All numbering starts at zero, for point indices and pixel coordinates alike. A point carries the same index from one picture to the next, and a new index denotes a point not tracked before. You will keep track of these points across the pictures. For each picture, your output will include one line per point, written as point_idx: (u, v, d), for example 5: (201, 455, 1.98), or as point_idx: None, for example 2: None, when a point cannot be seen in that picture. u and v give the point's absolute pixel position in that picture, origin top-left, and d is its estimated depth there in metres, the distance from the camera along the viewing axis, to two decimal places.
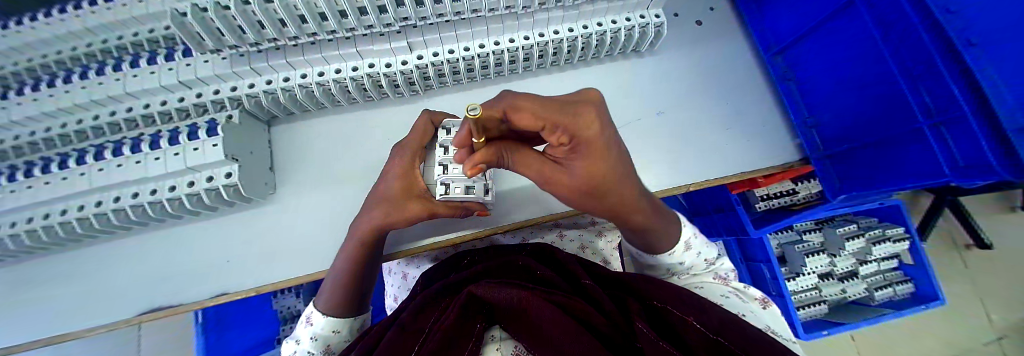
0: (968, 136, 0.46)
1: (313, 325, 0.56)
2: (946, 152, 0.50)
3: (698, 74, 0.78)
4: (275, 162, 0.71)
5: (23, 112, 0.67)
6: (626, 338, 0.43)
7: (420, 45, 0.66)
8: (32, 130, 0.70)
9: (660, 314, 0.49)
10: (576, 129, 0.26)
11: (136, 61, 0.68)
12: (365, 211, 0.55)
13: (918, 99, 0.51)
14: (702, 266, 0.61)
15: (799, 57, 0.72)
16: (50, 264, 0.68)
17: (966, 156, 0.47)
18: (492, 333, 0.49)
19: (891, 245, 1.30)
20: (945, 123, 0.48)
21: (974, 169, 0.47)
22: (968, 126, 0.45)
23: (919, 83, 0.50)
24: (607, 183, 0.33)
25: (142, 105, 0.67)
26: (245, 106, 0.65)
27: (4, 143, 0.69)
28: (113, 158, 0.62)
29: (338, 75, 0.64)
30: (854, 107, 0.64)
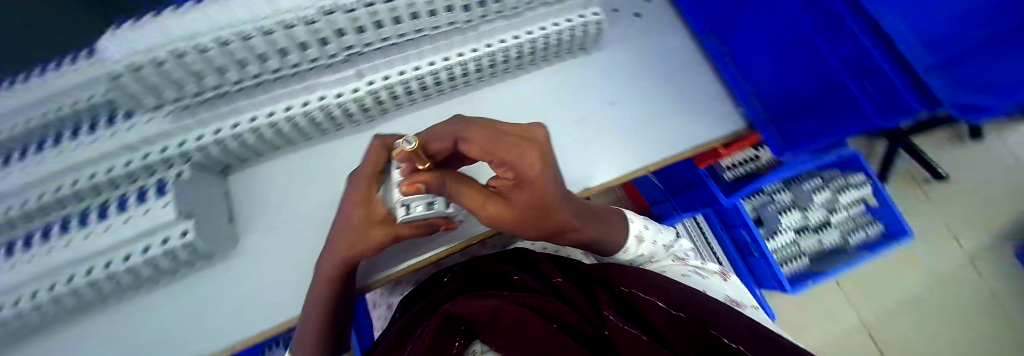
0: (883, 82, 0.49)
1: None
2: (869, 97, 0.53)
3: (645, 61, 0.80)
4: (236, 212, 0.70)
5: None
6: (597, 328, 0.48)
7: (369, 70, 0.66)
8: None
9: (626, 300, 0.52)
10: (518, 162, 0.34)
11: (63, 133, 0.64)
12: (330, 245, 0.54)
13: (836, 54, 0.54)
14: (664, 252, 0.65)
15: (728, 31, 0.76)
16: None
17: (885, 100, 0.50)
18: (475, 347, 0.50)
19: (853, 192, 1.39)
20: (862, 72, 0.52)
21: (893, 111, 0.50)
22: (881, 74, 0.48)
23: (829, 38, 0.53)
24: (546, 207, 0.38)
25: (77, 179, 0.63)
26: (195, 160, 0.63)
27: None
28: (53, 239, 0.58)
29: (288, 113, 0.62)
30: (782, 71, 0.68)
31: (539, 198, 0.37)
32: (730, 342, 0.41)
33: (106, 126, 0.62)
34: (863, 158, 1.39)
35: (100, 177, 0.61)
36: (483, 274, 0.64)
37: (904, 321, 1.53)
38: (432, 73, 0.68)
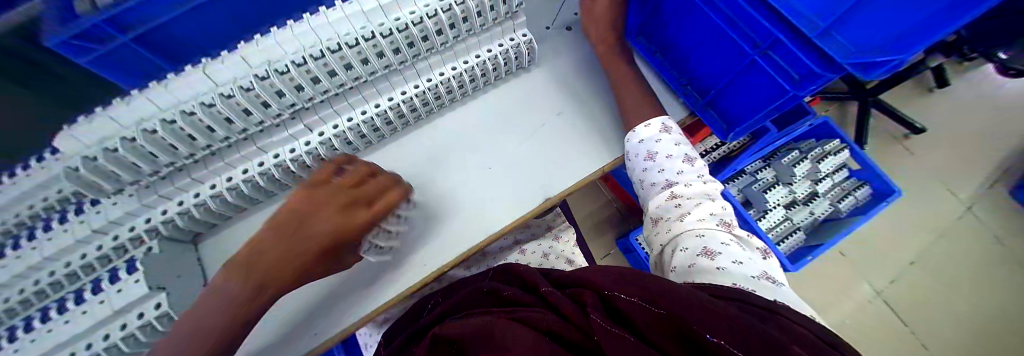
0: (791, 53, 0.53)
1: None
2: (780, 70, 0.57)
3: (583, 71, 0.85)
4: (209, 276, 0.71)
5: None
6: (586, 336, 0.48)
7: (317, 123, 0.71)
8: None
9: (611, 303, 0.49)
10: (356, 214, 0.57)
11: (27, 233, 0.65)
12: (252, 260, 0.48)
13: (745, 37, 0.59)
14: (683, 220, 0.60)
15: (653, 33, 0.81)
16: None
17: (797, 69, 0.54)
18: None
19: (834, 159, 1.41)
20: (770, 48, 0.56)
21: (807, 76, 0.53)
22: (787, 45, 0.52)
23: (735, 20, 0.58)
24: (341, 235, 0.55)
25: (43, 275, 0.63)
26: (162, 232, 0.65)
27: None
28: (19, 338, 0.58)
29: (246, 175, 0.66)
30: (701, 58, 0.72)
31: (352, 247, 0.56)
32: (707, 335, 0.33)
33: (72, 217, 0.64)
34: (833, 125, 1.45)
35: (71, 265, 0.63)
36: (470, 293, 0.68)
37: (914, 278, 1.51)
38: (378, 114, 0.72)
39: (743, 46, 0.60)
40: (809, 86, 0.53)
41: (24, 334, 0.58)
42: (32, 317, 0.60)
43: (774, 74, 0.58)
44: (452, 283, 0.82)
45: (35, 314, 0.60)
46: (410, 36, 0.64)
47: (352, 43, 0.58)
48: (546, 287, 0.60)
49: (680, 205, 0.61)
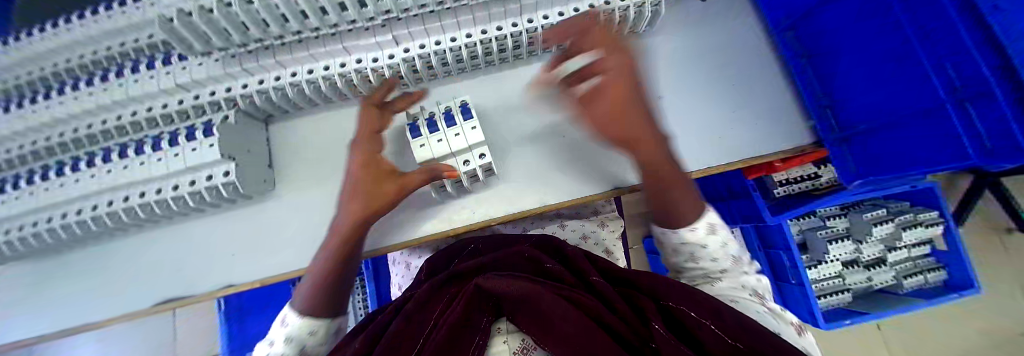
0: (994, 112, 0.38)
1: (287, 326, 0.47)
2: (970, 131, 0.43)
3: (697, 55, 0.74)
4: (274, 159, 0.73)
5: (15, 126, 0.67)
6: (643, 340, 0.41)
7: (406, 38, 0.64)
8: (25, 143, 0.70)
9: (672, 314, 0.46)
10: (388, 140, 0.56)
11: (115, 70, 0.67)
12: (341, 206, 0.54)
13: (941, 73, 0.44)
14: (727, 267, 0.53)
15: (812, 33, 0.66)
16: (71, 262, 0.73)
17: (992, 135, 0.40)
18: (498, 326, 0.48)
19: (924, 231, 1.18)
20: (969, 98, 0.41)
21: (999, 149, 0.39)
22: (993, 100, 0.38)
23: (942, 51, 0.43)
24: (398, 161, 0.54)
25: (128, 113, 0.66)
26: (240, 106, 0.66)
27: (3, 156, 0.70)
28: (102, 166, 0.62)
29: (327, 72, 0.64)
30: (874, 81, 0.56)
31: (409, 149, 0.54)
32: None
33: (154, 66, 0.65)
34: (939, 192, 1.16)
35: (153, 112, 0.65)
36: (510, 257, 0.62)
37: None
38: (468, 45, 0.66)
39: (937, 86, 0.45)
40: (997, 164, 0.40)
41: (106, 163, 0.62)
42: (114, 149, 0.63)
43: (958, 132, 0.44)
44: (490, 236, 0.82)
45: (117, 147, 0.63)
46: None
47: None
48: (596, 276, 0.54)
49: (715, 260, 0.53)
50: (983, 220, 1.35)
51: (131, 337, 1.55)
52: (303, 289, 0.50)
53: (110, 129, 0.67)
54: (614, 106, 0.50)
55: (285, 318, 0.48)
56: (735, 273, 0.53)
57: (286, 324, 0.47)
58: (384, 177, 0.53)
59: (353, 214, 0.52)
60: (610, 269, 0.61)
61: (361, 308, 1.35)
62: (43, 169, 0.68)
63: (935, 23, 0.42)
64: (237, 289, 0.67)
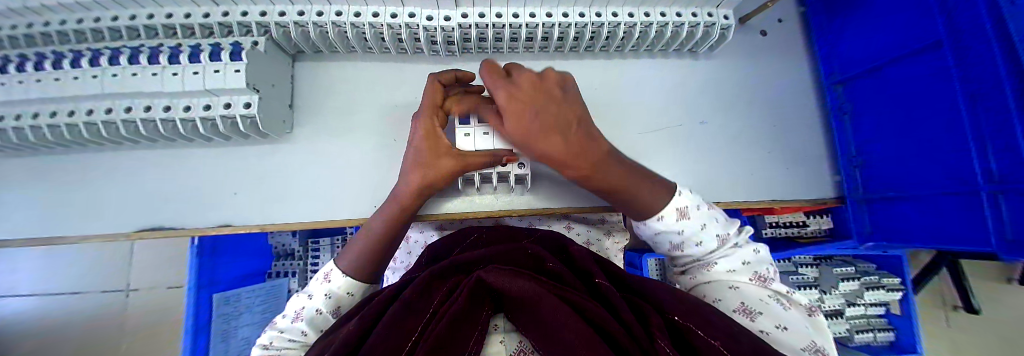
0: None
1: (331, 282, 0.51)
2: (997, 220, 0.45)
3: (746, 89, 0.74)
4: (296, 101, 0.68)
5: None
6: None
7: (468, 2, 0.60)
8: (13, 23, 0.61)
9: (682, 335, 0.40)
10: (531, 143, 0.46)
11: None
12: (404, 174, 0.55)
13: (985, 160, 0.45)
14: (722, 250, 0.48)
15: (859, 92, 0.67)
16: (46, 169, 0.65)
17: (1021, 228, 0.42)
18: (495, 322, 0.42)
19: (883, 294, 1.20)
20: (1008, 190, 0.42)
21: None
22: None
23: (989, 140, 0.44)
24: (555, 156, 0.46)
25: (144, 14, 0.59)
26: (272, 34, 0.60)
27: None
28: (106, 68, 0.55)
29: (376, 19, 0.59)
30: (915, 152, 0.57)
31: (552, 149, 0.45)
32: None
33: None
34: (905, 260, 1.20)
35: (174, 20, 0.58)
36: (511, 250, 0.54)
37: None
38: (529, 25, 0.63)
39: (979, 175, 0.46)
40: (1012, 257, 0.43)
41: (112, 65, 0.56)
42: (122, 52, 0.57)
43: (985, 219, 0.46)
44: (498, 226, 0.81)
45: (125, 50, 0.57)
46: None
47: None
48: (602, 279, 0.49)
49: (702, 244, 0.48)
50: (934, 293, 1.40)
51: (80, 255, 1.44)
52: (353, 248, 0.54)
53: (120, 28, 0.60)
54: (518, 121, 0.44)
55: (328, 273, 0.51)
56: (727, 251, 0.48)
57: (330, 280, 0.51)
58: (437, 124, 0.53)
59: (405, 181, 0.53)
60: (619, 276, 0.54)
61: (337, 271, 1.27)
62: (29, 56, 0.59)
63: (989, 115, 0.43)
64: (234, 229, 0.62)
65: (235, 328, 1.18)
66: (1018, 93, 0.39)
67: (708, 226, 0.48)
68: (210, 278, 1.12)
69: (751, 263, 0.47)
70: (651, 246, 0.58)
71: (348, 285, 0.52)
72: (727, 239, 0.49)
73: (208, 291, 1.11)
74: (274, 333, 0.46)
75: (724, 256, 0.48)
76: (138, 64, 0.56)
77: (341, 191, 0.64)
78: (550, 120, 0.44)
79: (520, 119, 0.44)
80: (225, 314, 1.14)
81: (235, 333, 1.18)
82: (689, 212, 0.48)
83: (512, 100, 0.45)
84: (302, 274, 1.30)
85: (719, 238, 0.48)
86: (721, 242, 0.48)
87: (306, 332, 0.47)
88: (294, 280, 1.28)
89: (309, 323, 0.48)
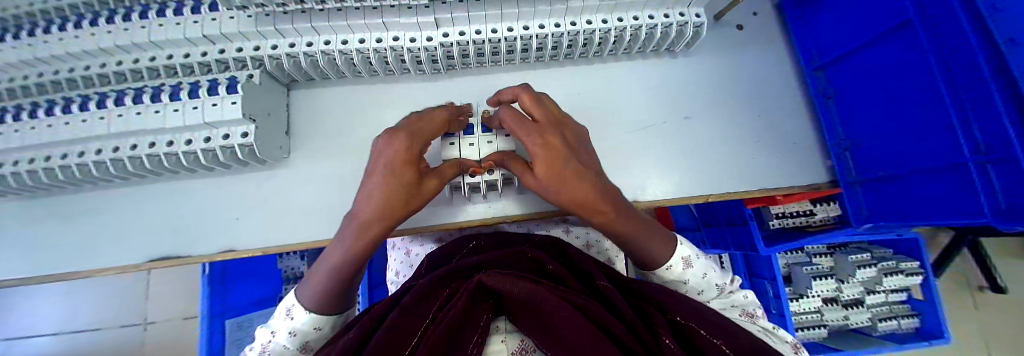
0: (1016, 175, 0.39)
1: (293, 319, 0.46)
2: (988, 189, 0.44)
3: (726, 81, 0.75)
4: (293, 127, 0.71)
5: (27, 53, 0.65)
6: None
7: (447, 22, 0.63)
8: (38, 71, 0.68)
9: (682, 333, 0.40)
10: (567, 194, 0.45)
11: (136, 10, 0.64)
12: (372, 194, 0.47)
13: (967, 132, 0.45)
14: (719, 294, 0.52)
15: (840, 75, 0.67)
16: (61, 206, 0.69)
17: (1008, 195, 0.41)
18: (497, 324, 0.43)
19: (902, 280, 1.14)
20: (992, 159, 0.42)
21: (1015, 208, 0.40)
22: (1015, 164, 0.39)
23: (971, 113, 0.44)
24: (586, 205, 0.46)
25: (147, 57, 0.64)
26: (267, 67, 0.64)
27: (10, 82, 0.67)
28: (113, 109, 0.59)
29: (362, 45, 0.62)
30: (902, 130, 0.57)
31: (581, 200, 0.45)
32: None
33: (181, 13, 0.62)
34: (922, 243, 1.16)
35: (174, 60, 0.62)
36: (509, 255, 0.55)
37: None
38: (508, 39, 0.65)
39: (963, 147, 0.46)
40: (1008, 225, 0.42)
41: (117, 106, 0.60)
42: (128, 93, 0.61)
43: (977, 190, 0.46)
44: (496, 234, 0.81)
45: (130, 91, 0.61)
46: None
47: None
48: (604, 282, 0.49)
49: (703, 292, 0.52)
50: (954, 274, 1.35)
51: (98, 288, 1.49)
52: (316, 285, 0.47)
53: (126, 71, 0.65)
54: (552, 167, 0.44)
55: (290, 309, 0.47)
56: (722, 296, 0.52)
57: (292, 316, 0.46)
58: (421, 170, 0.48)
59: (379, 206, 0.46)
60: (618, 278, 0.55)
61: None
62: (46, 103, 0.64)
63: (968, 86, 0.44)
64: (238, 254, 0.65)
65: None
66: (992, 60, 0.39)
67: (708, 275, 0.52)
68: (222, 305, 1.15)
69: (745, 305, 0.52)
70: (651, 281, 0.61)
71: (313, 320, 0.48)
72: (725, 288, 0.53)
73: (221, 318, 1.14)
74: None
75: (723, 300, 0.52)
76: (142, 104, 0.60)
77: (338, 210, 0.67)
78: (588, 178, 0.45)
79: (554, 166, 0.44)
80: (239, 339, 1.17)
81: None
82: (694, 261, 0.51)
83: (550, 161, 0.44)
84: None
85: (718, 287, 0.52)
86: (720, 290, 0.52)
87: None
88: None
89: None
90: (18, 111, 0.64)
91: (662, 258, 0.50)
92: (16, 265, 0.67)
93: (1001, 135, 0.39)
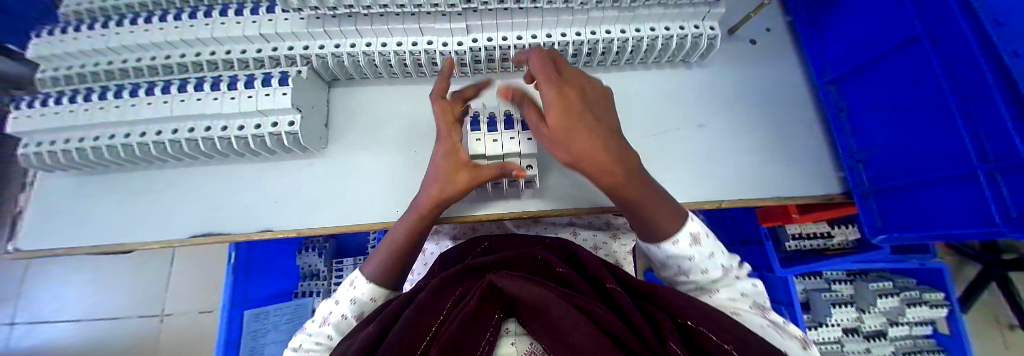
0: None
1: (355, 288, 0.55)
2: (998, 199, 0.45)
3: (740, 91, 0.78)
4: (331, 120, 0.77)
5: (107, 43, 0.73)
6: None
7: (477, 29, 0.69)
8: (111, 59, 0.76)
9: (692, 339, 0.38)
10: (574, 150, 0.45)
11: (203, 9, 0.72)
12: (423, 188, 0.60)
13: (976, 143, 0.47)
14: (723, 278, 0.51)
15: (852, 89, 0.70)
16: (119, 182, 0.76)
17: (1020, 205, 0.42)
18: (506, 326, 0.43)
19: (927, 311, 1.09)
20: (1000, 168, 0.44)
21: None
22: None
23: (978, 124, 0.46)
24: (593, 166, 0.46)
25: (207, 52, 0.72)
26: (313, 64, 0.70)
27: (88, 67, 0.76)
28: (175, 95, 0.66)
29: (400, 48, 0.68)
30: (912, 143, 0.58)
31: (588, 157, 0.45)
32: None
33: (242, 13, 0.70)
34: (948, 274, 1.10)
35: (233, 55, 0.70)
36: (520, 257, 0.57)
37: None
38: (532, 46, 0.71)
39: (971, 157, 0.47)
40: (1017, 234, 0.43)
41: (179, 92, 0.66)
42: (190, 81, 0.68)
43: (987, 201, 0.46)
44: (513, 235, 0.83)
45: (193, 80, 0.68)
46: None
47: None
48: (612, 284, 0.50)
49: (705, 271, 0.51)
50: (981, 309, 1.27)
51: (123, 271, 1.55)
52: (373, 261, 0.57)
53: (188, 64, 0.73)
54: (565, 117, 0.44)
55: (354, 281, 0.56)
56: (729, 280, 0.51)
57: (354, 287, 0.55)
58: (459, 167, 0.57)
59: (429, 196, 0.58)
60: (626, 280, 0.54)
61: None
62: (113, 88, 0.71)
63: (976, 98, 0.46)
64: (273, 234, 0.69)
65: (265, 343, 1.22)
66: (993, 72, 0.41)
67: (713, 254, 0.51)
68: (243, 296, 1.18)
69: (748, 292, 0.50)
70: (653, 265, 0.60)
71: (371, 292, 0.55)
72: (730, 272, 0.52)
73: (240, 308, 1.16)
74: (304, 336, 0.52)
75: (723, 284, 0.50)
76: (202, 91, 0.66)
77: (369, 197, 0.71)
78: (604, 139, 0.46)
79: (566, 117, 0.44)
80: (254, 330, 1.19)
81: (264, 348, 1.21)
82: (702, 239, 0.50)
83: (564, 113, 0.44)
84: (326, 294, 1.30)
85: (723, 267, 0.51)
86: (724, 271, 0.51)
87: (330, 337, 0.52)
88: (317, 300, 1.28)
89: (333, 327, 0.52)
90: (92, 93, 0.72)
91: (668, 230, 0.50)
92: (72, 232, 0.73)
93: (1010, 142, 0.41)
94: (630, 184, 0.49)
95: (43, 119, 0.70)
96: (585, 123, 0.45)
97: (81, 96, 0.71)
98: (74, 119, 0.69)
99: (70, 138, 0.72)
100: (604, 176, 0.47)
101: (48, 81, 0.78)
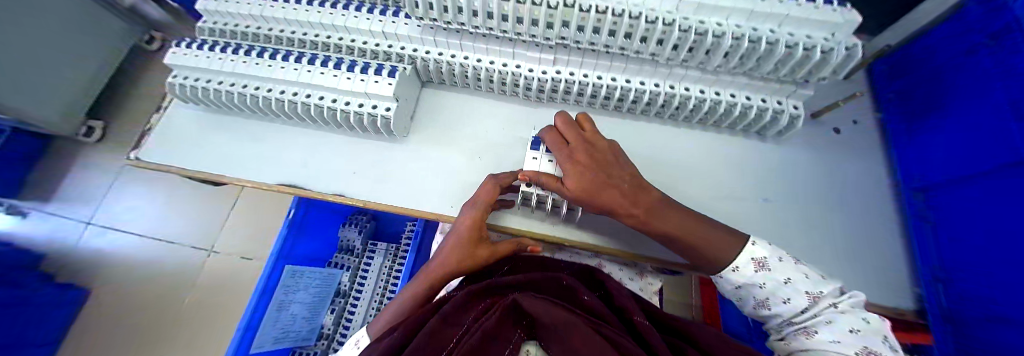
0: None
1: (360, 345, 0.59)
2: None
3: (816, 175, 0.76)
4: (416, 114, 0.86)
5: (251, 10, 0.86)
6: None
7: (563, 63, 0.76)
8: (250, 23, 0.89)
9: None
10: (611, 192, 0.54)
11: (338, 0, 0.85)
12: (440, 256, 0.62)
13: None
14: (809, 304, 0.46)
15: (944, 201, 0.64)
16: (234, 125, 0.88)
17: None
18: (526, 348, 0.43)
19: None
20: None
21: None
22: None
23: None
24: (637, 211, 0.54)
25: (334, 36, 0.84)
26: (416, 65, 0.81)
27: (231, 26, 0.90)
28: (305, 66, 0.78)
29: (492, 66, 0.77)
30: (1003, 274, 0.52)
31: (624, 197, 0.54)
32: None
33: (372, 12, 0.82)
34: None
35: (355, 44, 0.82)
36: (545, 278, 0.57)
37: None
38: (610, 87, 0.75)
39: None
40: None
41: (309, 64, 0.79)
42: (317, 57, 0.80)
43: None
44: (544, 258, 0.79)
45: (320, 57, 0.80)
46: (700, 40, 0.63)
47: (654, 17, 0.61)
48: (639, 317, 0.48)
49: (785, 300, 0.48)
50: None
51: (186, 199, 1.72)
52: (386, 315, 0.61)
53: (314, 42, 0.85)
54: (591, 161, 0.56)
55: (358, 340, 0.60)
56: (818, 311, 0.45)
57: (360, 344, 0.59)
58: (480, 246, 0.62)
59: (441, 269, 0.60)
60: (655, 313, 0.54)
61: (386, 272, 1.39)
62: (251, 47, 0.84)
63: None
64: (343, 199, 0.76)
65: (292, 301, 1.22)
66: None
67: (790, 279, 0.47)
68: (289, 249, 1.22)
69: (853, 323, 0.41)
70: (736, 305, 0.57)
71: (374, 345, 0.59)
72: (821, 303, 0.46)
73: (283, 261, 1.19)
74: None
75: (811, 316, 0.45)
76: (325, 68, 0.78)
77: (431, 189, 0.77)
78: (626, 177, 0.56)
79: (592, 162, 0.56)
80: (288, 285, 1.20)
81: (289, 305, 1.21)
82: (768, 263, 0.49)
83: (589, 159, 0.56)
84: (353, 270, 1.42)
85: (808, 295, 0.46)
86: (811, 299, 0.46)
87: None
88: (346, 274, 1.40)
89: None
90: (233, 47, 0.85)
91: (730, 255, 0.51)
92: (183, 156, 0.85)
93: None
94: (665, 220, 0.54)
95: (191, 59, 0.84)
96: (612, 167, 0.56)
97: (225, 48, 0.85)
98: (215, 66, 0.82)
99: (199, 78, 0.84)
100: (637, 210, 0.54)
101: (205, 31, 0.91)
